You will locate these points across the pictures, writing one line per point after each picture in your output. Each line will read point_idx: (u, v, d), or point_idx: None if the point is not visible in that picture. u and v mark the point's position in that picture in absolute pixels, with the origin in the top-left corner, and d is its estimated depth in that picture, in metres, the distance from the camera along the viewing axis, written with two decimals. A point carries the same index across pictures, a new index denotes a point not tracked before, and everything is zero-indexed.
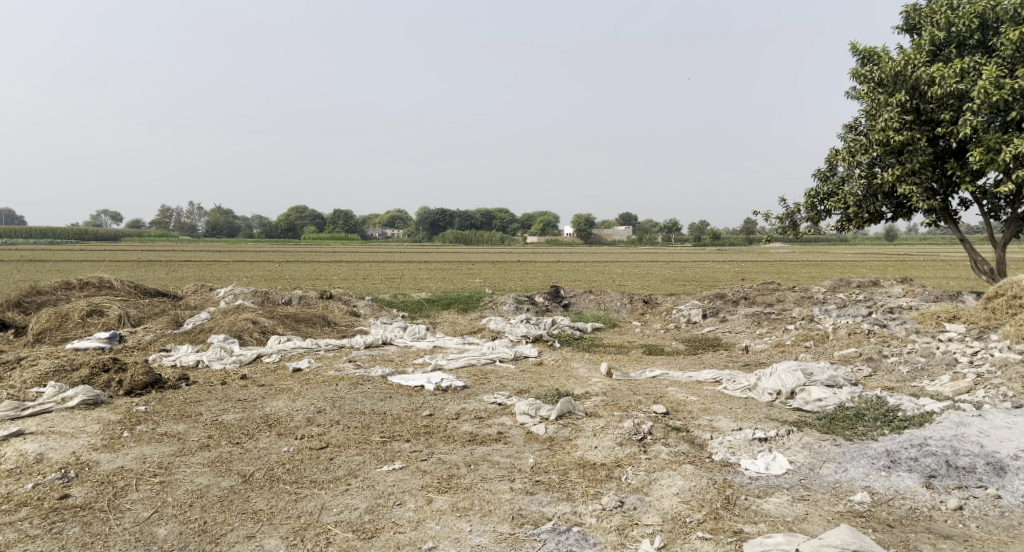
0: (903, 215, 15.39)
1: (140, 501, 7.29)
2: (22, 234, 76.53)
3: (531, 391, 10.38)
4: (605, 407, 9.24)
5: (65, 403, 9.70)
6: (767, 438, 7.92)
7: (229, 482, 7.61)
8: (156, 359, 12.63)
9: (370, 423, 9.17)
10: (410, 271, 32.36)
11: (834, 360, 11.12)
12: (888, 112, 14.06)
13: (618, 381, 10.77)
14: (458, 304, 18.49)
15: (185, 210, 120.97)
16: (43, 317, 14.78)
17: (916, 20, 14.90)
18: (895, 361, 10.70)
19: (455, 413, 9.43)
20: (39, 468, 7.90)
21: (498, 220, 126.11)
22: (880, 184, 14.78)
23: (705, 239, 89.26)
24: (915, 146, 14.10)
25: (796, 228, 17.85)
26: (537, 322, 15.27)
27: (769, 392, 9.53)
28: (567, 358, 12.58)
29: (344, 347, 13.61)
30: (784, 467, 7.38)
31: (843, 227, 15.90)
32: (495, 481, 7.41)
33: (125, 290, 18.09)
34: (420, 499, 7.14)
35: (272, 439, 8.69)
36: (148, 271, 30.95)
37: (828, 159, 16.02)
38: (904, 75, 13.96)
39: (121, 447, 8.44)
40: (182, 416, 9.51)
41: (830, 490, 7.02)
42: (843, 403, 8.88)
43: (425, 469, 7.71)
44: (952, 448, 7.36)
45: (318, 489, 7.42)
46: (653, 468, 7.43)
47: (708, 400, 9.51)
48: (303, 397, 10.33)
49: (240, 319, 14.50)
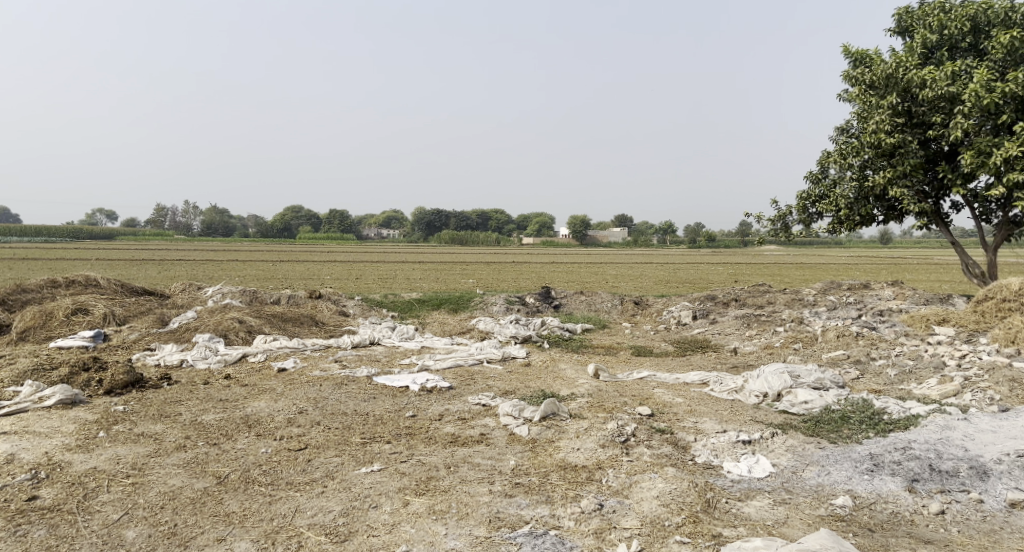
0: (894, 218, 15.31)
1: (111, 503, 7.18)
2: (16, 231, 76.39)
3: (517, 392, 10.29)
4: (590, 409, 9.15)
5: (41, 403, 9.58)
6: (750, 441, 7.83)
7: (203, 484, 7.50)
8: (140, 358, 12.52)
9: (352, 424, 9.07)
10: (403, 271, 32.25)
11: (822, 362, 11.05)
12: (880, 115, 14.00)
13: (605, 382, 10.68)
14: (448, 304, 18.40)
15: (179, 209, 120.51)
16: (27, 315, 14.64)
17: (909, 23, 14.84)
18: (883, 364, 10.63)
19: (438, 414, 9.34)
20: (9, 469, 7.78)
21: (494, 221, 125.88)
22: (872, 187, 14.71)
23: (701, 241, 89.13)
24: (906, 148, 14.03)
25: (788, 230, 17.76)
26: (527, 322, 15.18)
27: (755, 394, 9.44)
28: (554, 359, 12.50)
29: (331, 347, 13.50)
30: (767, 470, 7.30)
31: (835, 229, 15.83)
32: (474, 483, 7.31)
33: (111, 289, 17.94)
34: (396, 501, 7.04)
35: (251, 440, 8.58)
36: (136, 271, 29.96)
37: (820, 161, 15.95)
38: (896, 78, 13.91)
39: (96, 448, 8.33)
40: (161, 416, 9.40)
41: (812, 493, 6.94)
42: (829, 406, 8.81)
43: (403, 471, 7.61)
44: (936, 452, 7.28)
45: (294, 491, 7.32)
46: (634, 470, 7.34)
47: (694, 402, 9.42)
48: (285, 397, 10.23)
49: (226, 318, 14.39)
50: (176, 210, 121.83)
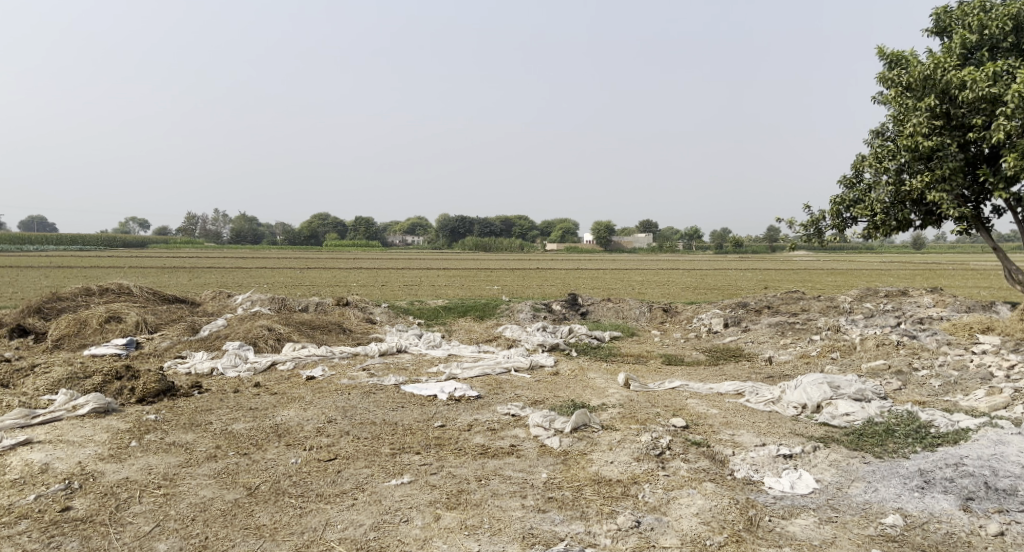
0: (932, 223, 14.89)
1: (142, 514, 7.09)
2: (53, 241, 77.90)
3: (546, 402, 10.08)
4: (622, 420, 8.92)
5: (75, 411, 9.56)
6: (792, 455, 7.56)
7: (233, 495, 7.39)
8: (171, 367, 12.51)
9: (381, 434, 8.93)
10: (428, 278, 32.30)
11: (862, 373, 10.70)
12: (917, 117, 13.62)
13: (636, 392, 10.43)
14: (475, 311, 18.25)
15: (209, 217, 122.11)
16: (61, 323, 14.77)
17: (947, 23, 14.46)
18: (927, 375, 10.27)
19: (468, 424, 9.17)
20: (43, 479, 7.73)
21: (518, 228, 125.80)
22: (909, 191, 14.32)
23: (727, 246, 88.21)
24: (945, 152, 13.63)
25: (821, 236, 17.39)
26: (555, 330, 14.97)
27: (794, 405, 9.16)
28: (583, 368, 12.26)
29: (359, 354, 13.39)
30: (810, 486, 7.03)
31: (870, 235, 15.43)
32: (506, 497, 7.12)
33: (143, 297, 18.05)
34: (427, 515, 6.88)
35: (281, 450, 8.47)
36: (168, 278, 30.79)
37: (854, 165, 15.58)
38: (934, 79, 13.52)
39: (127, 457, 8.26)
40: (192, 426, 9.34)
41: (859, 511, 6.67)
42: (872, 418, 8.50)
43: (434, 484, 7.45)
44: (990, 468, 6.97)
45: (324, 503, 7.19)
46: (671, 486, 7.10)
47: (730, 413, 9.16)
48: (314, 406, 10.12)
49: (256, 325, 14.35)
50: (206, 219, 123.29)
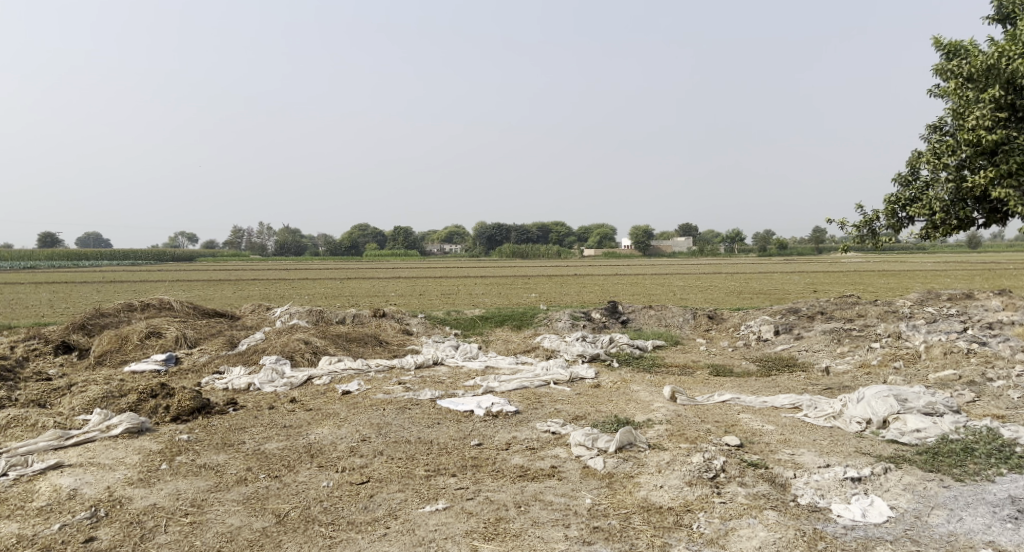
0: (997, 222, 13.93)
1: (168, 545, 6.74)
2: (107, 256, 79.57)
3: (588, 418, 9.53)
4: (670, 439, 8.33)
5: (108, 432, 9.30)
6: (860, 478, 6.92)
7: (262, 523, 7.01)
8: (208, 383, 12.25)
9: (416, 453, 8.49)
10: (464, 292, 29.02)
11: (930, 384, 9.95)
12: (980, 110, 12.72)
13: (684, 406, 9.82)
14: (512, 321, 17.78)
15: (254, 230, 124.63)
16: (103, 339, 14.67)
17: (1010, 9, 13.62)
18: (1003, 386, 9.48)
19: (506, 442, 8.69)
20: (70, 506, 7.43)
21: (556, 233, 125.40)
22: (971, 188, 13.41)
23: (772, 249, 86.19)
24: (1011, 145, 12.71)
25: (875, 237, 16.47)
26: (596, 339, 14.42)
27: (857, 421, 8.48)
28: (626, 380, 11.66)
29: (395, 367, 12.99)
30: (884, 514, 6.41)
31: (929, 235, 14.49)
32: (548, 526, 6.61)
33: (184, 311, 17.97)
34: (463, 547, 6.41)
35: (313, 473, 8.07)
36: (211, 291, 30.84)
37: (910, 162, 14.70)
38: (998, 69, 12.68)
39: (156, 482, 7.93)
40: (224, 446, 9.00)
41: (944, 544, 6.04)
42: (947, 435, 7.81)
43: (471, 511, 6.96)
44: None
45: (355, 532, 6.76)
46: (729, 515, 6.52)
47: (789, 430, 8.52)
48: (348, 423, 9.73)
49: (292, 338, 14.08)
50: (251, 232, 125.49)
